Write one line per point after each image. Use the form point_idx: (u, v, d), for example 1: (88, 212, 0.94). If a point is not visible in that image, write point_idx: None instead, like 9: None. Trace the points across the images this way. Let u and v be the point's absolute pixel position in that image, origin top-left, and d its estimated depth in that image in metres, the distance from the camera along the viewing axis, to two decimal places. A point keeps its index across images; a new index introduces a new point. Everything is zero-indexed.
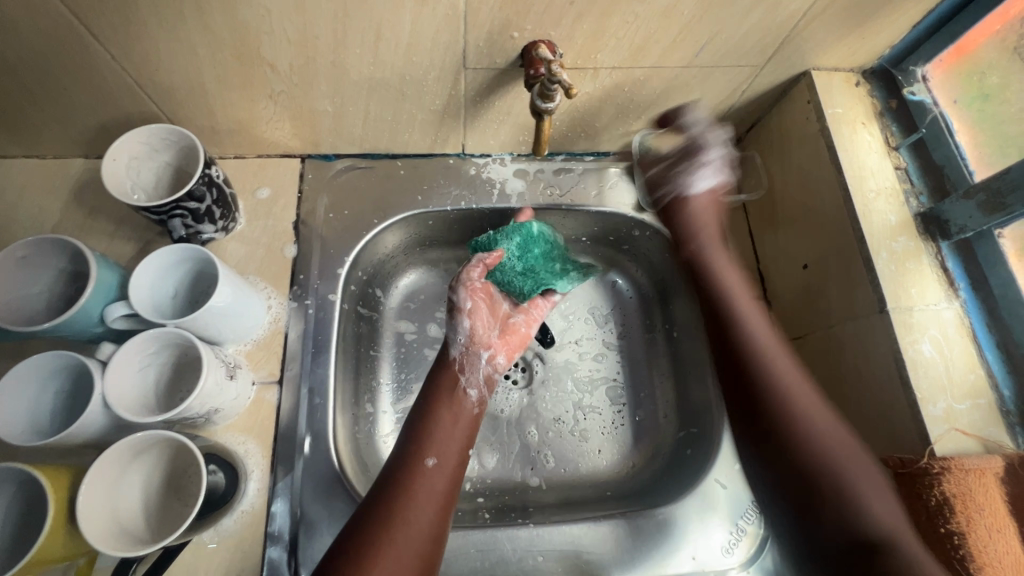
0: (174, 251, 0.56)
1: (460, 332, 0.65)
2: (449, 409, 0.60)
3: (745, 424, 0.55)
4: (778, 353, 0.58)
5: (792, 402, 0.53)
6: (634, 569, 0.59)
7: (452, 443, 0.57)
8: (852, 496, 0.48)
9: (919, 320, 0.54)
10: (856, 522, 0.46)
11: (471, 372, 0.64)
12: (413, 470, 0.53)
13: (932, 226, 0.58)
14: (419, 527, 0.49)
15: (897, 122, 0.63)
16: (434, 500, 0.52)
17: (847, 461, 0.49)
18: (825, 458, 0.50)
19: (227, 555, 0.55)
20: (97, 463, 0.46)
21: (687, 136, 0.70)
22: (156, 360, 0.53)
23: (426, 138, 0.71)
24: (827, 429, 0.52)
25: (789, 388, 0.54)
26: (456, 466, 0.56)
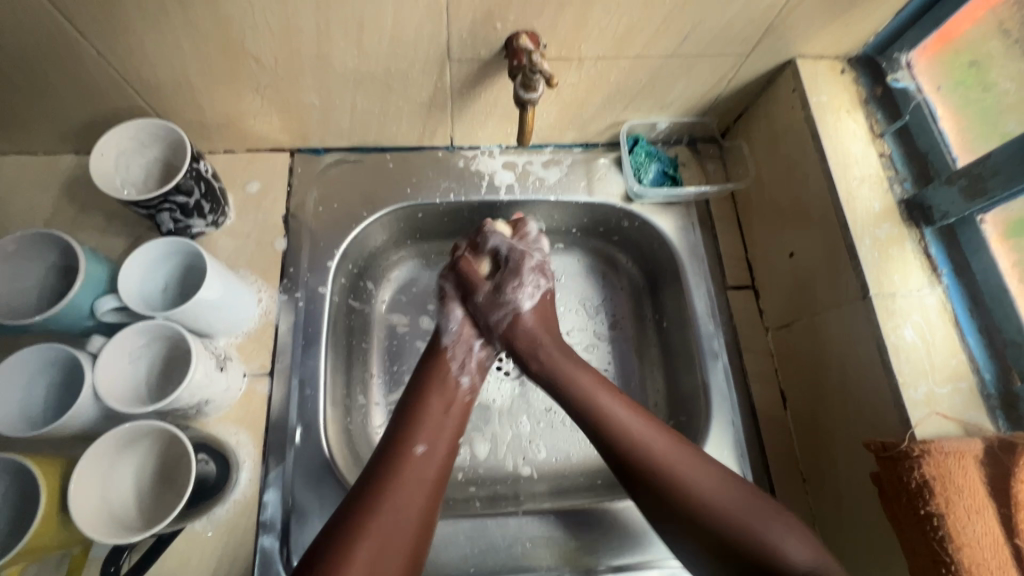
0: (163, 244, 0.56)
1: (451, 321, 0.68)
2: (442, 395, 0.61)
3: (653, 505, 0.53)
4: (651, 432, 0.56)
5: (681, 473, 0.53)
6: (622, 555, 0.60)
7: (443, 430, 0.58)
8: (770, 544, 0.49)
9: (902, 306, 0.54)
10: (782, 564, 0.48)
11: (462, 359, 0.66)
12: (399, 457, 0.54)
13: (916, 212, 0.58)
14: (406, 516, 0.50)
15: (882, 110, 0.63)
16: (422, 487, 0.52)
17: (744, 507, 0.51)
18: (730, 516, 0.50)
19: (220, 543, 0.56)
20: (84, 457, 0.47)
21: (495, 258, 0.70)
22: (147, 351, 0.54)
23: (414, 131, 0.72)
24: (715, 485, 0.52)
25: (664, 459, 0.54)
26: (446, 455, 0.57)
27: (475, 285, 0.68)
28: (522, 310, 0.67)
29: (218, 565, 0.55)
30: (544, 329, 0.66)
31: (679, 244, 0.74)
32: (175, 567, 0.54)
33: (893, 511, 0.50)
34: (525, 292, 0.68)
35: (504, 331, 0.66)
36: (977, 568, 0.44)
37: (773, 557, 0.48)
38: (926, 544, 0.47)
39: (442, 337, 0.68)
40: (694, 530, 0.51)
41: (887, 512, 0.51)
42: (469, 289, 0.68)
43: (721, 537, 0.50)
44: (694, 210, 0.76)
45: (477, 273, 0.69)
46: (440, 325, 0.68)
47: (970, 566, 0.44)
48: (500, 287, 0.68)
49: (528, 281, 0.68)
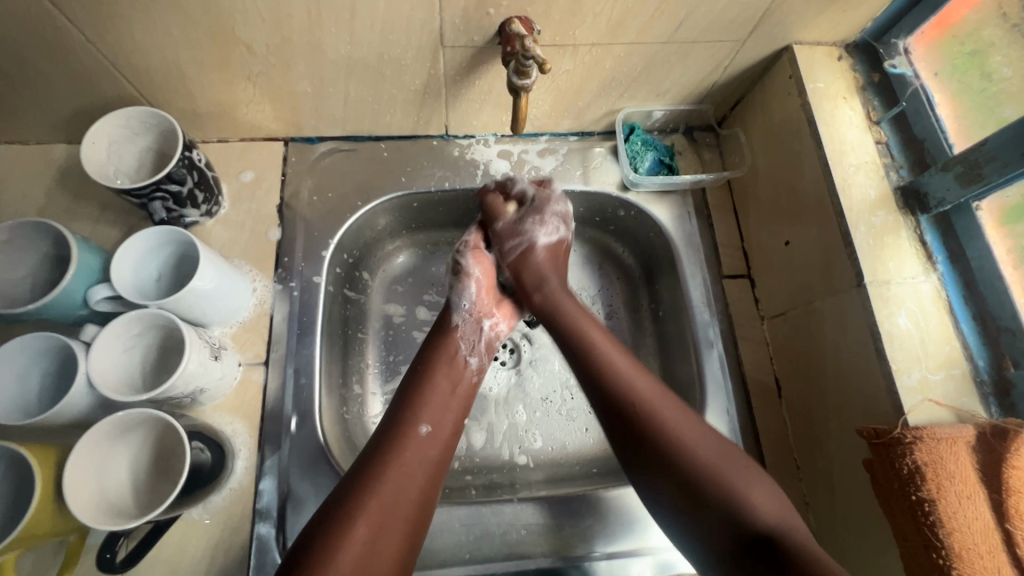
0: (156, 233, 0.56)
1: (464, 298, 0.67)
2: (447, 377, 0.60)
3: (625, 445, 0.53)
4: (641, 379, 0.56)
5: (659, 417, 0.53)
6: (615, 542, 0.61)
7: (448, 413, 0.57)
8: (736, 493, 0.48)
9: (896, 293, 0.54)
10: (745, 516, 0.47)
11: (473, 339, 0.65)
12: (406, 437, 0.53)
13: (912, 200, 0.58)
14: (408, 495, 0.50)
15: (879, 97, 0.63)
16: (424, 468, 0.52)
17: (718, 460, 0.50)
18: (702, 462, 0.50)
19: (216, 530, 0.56)
20: (80, 444, 0.47)
21: (522, 199, 0.71)
22: (141, 340, 0.54)
23: (409, 120, 0.71)
24: (694, 430, 0.52)
25: (644, 403, 0.54)
26: (449, 436, 0.56)
27: (499, 209, 0.70)
28: (537, 245, 0.69)
29: (215, 551, 0.56)
30: (552, 266, 0.68)
31: (675, 233, 0.74)
32: (172, 554, 0.55)
33: (886, 498, 0.50)
34: (544, 228, 0.69)
35: (517, 257, 0.68)
36: (967, 552, 0.45)
37: (736, 505, 0.47)
38: (917, 530, 0.47)
39: (455, 313, 0.67)
40: (662, 468, 0.51)
41: (880, 499, 0.51)
42: (490, 218, 0.70)
43: (684, 477, 0.50)
44: (691, 199, 0.76)
45: (501, 211, 0.70)
46: (455, 302, 0.68)
47: (960, 551, 0.45)
48: (527, 214, 0.69)
49: (555, 211, 0.69)
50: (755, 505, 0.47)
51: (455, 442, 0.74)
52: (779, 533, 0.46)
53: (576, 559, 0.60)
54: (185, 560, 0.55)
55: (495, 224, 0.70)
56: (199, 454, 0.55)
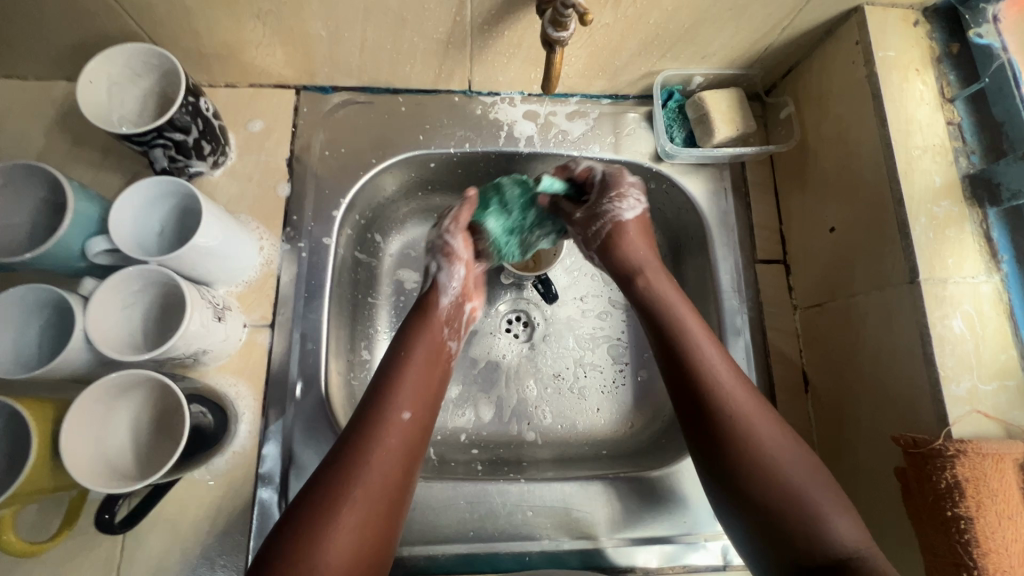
0: (156, 184, 0.52)
1: (454, 278, 0.63)
2: (428, 361, 0.57)
3: (710, 456, 0.50)
4: (738, 385, 0.52)
5: (751, 426, 0.49)
6: (624, 529, 0.59)
7: (427, 397, 0.55)
8: (816, 514, 0.45)
9: (953, 293, 0.49)
10: (827, 539, 0.44)
11: (454, 322, 0.62)
12: (386, 424, 0.50)
13: (981, 190, 0.52)
14: (388, 486, 0.48)
15: (956, 71, 0.55)
16: (403, 455, 0.50)
17: (800, 481, 0.47)
18: (784, 479, 0.47)
19: (220, 491, 0.56)
20: (69, 415, 0.44)
21: (591, 177, 0.66)
22: (141, 295, 0.51)
23: (429, 72, 0.66)
24: (779, 436, 0.49)
25: (742, 413, 0.50)
26: (429, 421, 0.54)
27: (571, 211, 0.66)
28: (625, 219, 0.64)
29: (219, 512, 0.55)
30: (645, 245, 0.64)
31: (707, 211, 0.69)
32: (174, 512, 0.55)
33: (916, 510, 0.48)
34: (627, 202, 0.64)
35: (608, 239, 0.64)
36: None
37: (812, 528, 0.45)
38: (948, 547, 0.45)
39: (438, 296, 0.62)
40: (736, 492, 0.48)
41: (909, 510, 0.48)
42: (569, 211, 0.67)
43: (765, 497, 0.47)
44: (728, 174, 0.70)
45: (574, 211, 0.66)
46: (440, 282, 0.63)
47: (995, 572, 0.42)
48: (602, 195, 0.64)
49: (632, 186, 0.65)
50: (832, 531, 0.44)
51: (463, 415, 0.73)
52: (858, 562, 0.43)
53: (581, 544, 0.58)
54: (190, 519, 0.55)
55: (575, 219, 0.66)
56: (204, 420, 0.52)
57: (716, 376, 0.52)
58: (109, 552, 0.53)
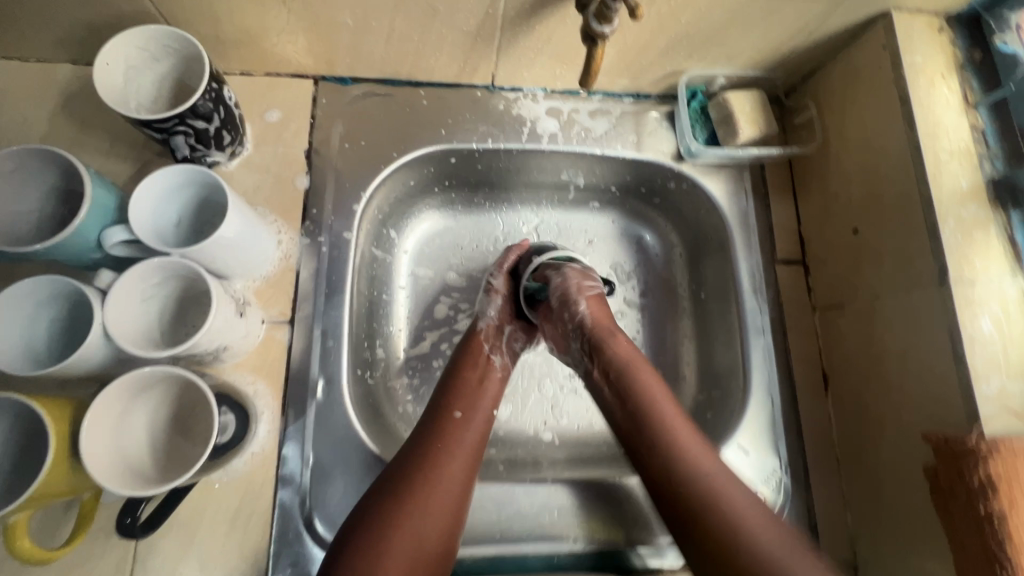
0: (178, 173, 0.49)
1: (490, 308, 0.70)
2: (474, 368, 0.64)
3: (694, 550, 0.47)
4: (685, 437, 0.53)
5: (698, 471, 0.50)
6: (650, 530, 0.59)
7: (479, 400, 0.61)
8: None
9: (981, 294, 0.50)
10: None
11: (495, 341, 0.68)
12: (441, 422, 0.58)
13: (1005, 194, 0.53)
14: (451, 481, 0.53)
15: (979, 77, 0.56)
16: (464, 447, 0.56)
17: (766, 536, 0.45)
18: (742, 532, 0.46)
19: (238, 494, 0.54)
20: (90, 411, 0.41)
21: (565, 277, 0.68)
22: (160, 288, 0.49)
23: (453, 64, 0.65)
24: (776, 548, 0.44)
25: (688, 459, 0.51)
26: (483, 419, 0.60)
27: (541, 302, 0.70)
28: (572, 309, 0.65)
29: (237, 515, 0.53)
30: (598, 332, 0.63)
31: (728, 211, 0.70)
32: (191, 517, 0.52)
33: (946, 508, 0.49)
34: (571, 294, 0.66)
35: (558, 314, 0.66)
36: None
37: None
38: (981, 544, 0.45)
39: (477, 321, 0.69)
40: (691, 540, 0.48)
41: (940, 508, 0.49)
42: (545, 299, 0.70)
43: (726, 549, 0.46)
44: (748, 175, 0.71)
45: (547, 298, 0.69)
46: (480, 311, 0.71)
47: None
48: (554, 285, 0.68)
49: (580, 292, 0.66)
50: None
51: None
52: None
53: (607, 545, 0.58)
54: (206, 523, 0.53)
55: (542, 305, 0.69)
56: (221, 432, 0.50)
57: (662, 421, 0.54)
58: (120, 558, 0.51)
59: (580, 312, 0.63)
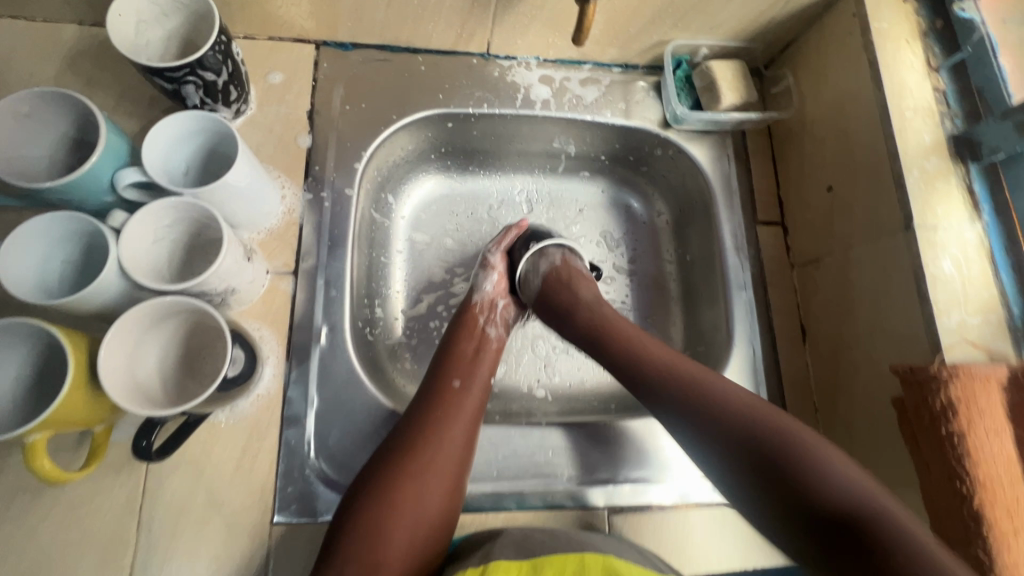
0: (188, 120, 0.52)
1: (485, 282, 0.69)
2: (470, 341, 0.64)
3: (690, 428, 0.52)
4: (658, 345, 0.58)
5: (673, 369, 0.55)
6: (640, 470, 0.62)
7: (477, 369, 0.61)
8: (812, 467, 0.45)
9: (942, 238, 0.54)
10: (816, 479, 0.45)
11: (490, 314, 0.68)
12: (440, 392, 0.58)
13: (963, 149, 0.57)
14: (452, 450, 0.54)
15: (941, 43, 0.61)
16: (463, 416, 0.56)
17: (755, 415, 0.50)
18: (730, 412, 0.50)
19: (244, 433, 0.56)
20: (107, 341, 0.43)
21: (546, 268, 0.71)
22: (171, 231, 0.51)
23: (451, 31, 0.68)
24: (751, 403, 0.51)
25: (662, 360, 0.56)
26: (482, 386, 0.60)
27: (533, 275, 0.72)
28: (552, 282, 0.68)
29: (244, 453, 0.55)
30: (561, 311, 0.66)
31: (712, 175, 0.73)
32: (199, 455, 0.54)
33: (913, 433, 0.52)
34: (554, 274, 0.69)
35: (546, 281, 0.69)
36: (990, 481, 0.47)
37: (803, 480, 0.45)
38: (943, 462, 0.49)
39: (471, 295, 0.69)
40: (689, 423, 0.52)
41: (907, 434, 0.53)
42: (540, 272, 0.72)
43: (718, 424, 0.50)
44: (730, 141, 0.75)
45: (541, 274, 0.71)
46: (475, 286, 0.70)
47: (984, 481, 0.47)
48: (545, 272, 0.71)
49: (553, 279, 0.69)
50: (833, 483, 0.44)
51: None
52: (863, 513, 0.42)
53: (599, 484, 0.61)
54: (213, 461, 0.54)
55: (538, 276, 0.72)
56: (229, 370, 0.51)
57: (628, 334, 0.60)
58: (131, 492, 0.52)
59: (552, 258, 0.69)
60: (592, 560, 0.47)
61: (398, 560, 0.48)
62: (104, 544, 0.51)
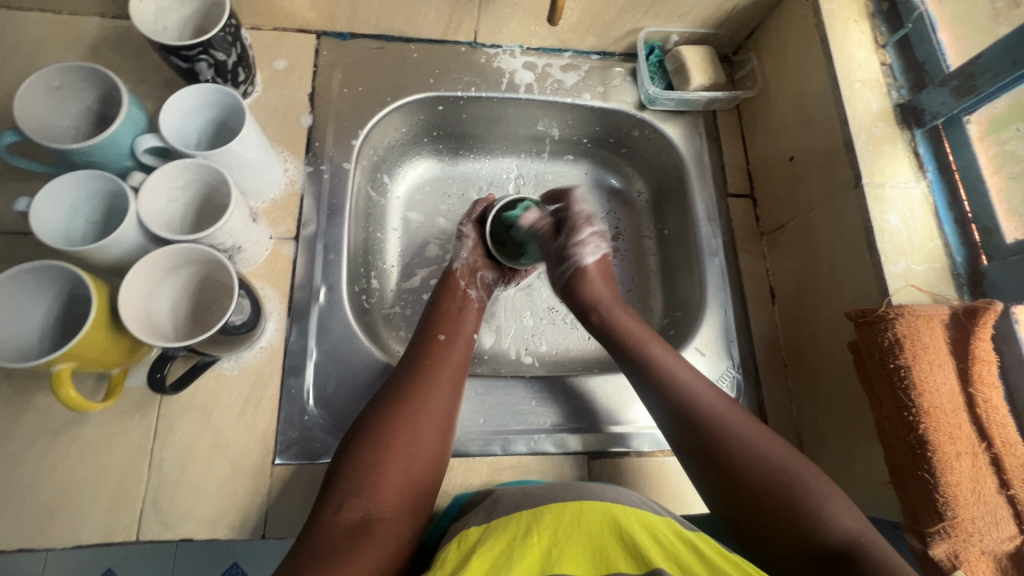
0: (202, 92, 0.58)
1: (464, 250, 0.74)
2: (454, 300, 0.69)
3: (695, 462, 0.53)
4: (684, 372, 0.58)
5: (702, 402, 0.55)
6: (618, 421, 0.66)
7: (462, 325, 0.66)
8: (815, 504, 0.47)
9: (889, 195, 0.59)
10: (819, 525, 0.45)
11: (471, 278, 0.72)
12: (426, 344, 0.63)
13: (909, 116, 0.63)
14: (442, 394, 0.58)
15: (887, 23, 0.67)
16: (450, 363, 0.61)
17: (780, 462, 0.50)
18: (758, 455, 0.50)
19: (248, 382, 0.60)
20: (127, 280, 0.48)
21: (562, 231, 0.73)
22: (183, 193, 0.56)
23: (441, 20, 0.74)
24: (757, 439, 0.51)
25: (689, 388, 0.56)
26: (467, 341, 0.65)
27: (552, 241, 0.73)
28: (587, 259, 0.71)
29: (248, 399, 0.59)
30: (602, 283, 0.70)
31: (686, 152, 0.79)
32: (207, 400, 0.59)
33: (867, 373, 0.56)
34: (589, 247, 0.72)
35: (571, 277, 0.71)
36: (934, 409, 0.51)
37: (810, 521, 0.46)
38: (892, 395, 0.53)
39: (453, 262, 0.73)
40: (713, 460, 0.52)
41: (863, 375, 0.57)
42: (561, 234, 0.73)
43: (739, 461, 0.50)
44: (702, 121, 0.80)
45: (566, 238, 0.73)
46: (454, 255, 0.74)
47: (928, 408, 0.51)
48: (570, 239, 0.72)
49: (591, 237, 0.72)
50: (832, 519, 0.46)
51: None
52: (857, 546, 0.44)
53: (581, 434, 0.65)
54: (219, 406, 0.59)
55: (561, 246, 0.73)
56: (232, 319, 0.55)
57: (656, 361, 0.59)
58: (143, 432, 0.57)
59: (593, 253, 0.72)
60: (588, 506, 0.46)
61: (394, 490, 0.52)
62: (117, 481, 0.55)
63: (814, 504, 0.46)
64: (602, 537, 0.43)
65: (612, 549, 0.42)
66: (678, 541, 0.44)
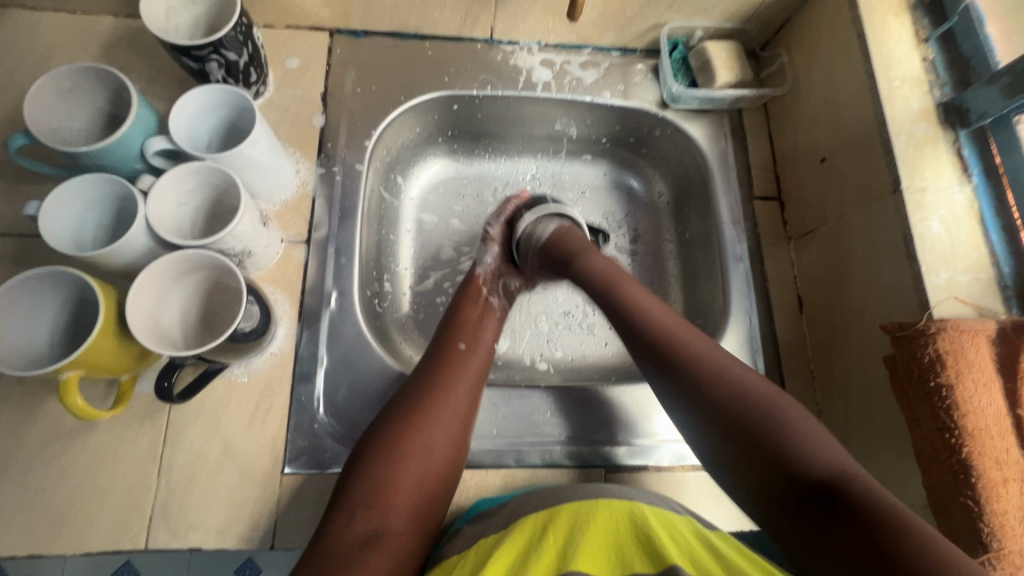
0: (211, 93, 0.57)
1: (487, 255, 0.72)
2: (474, 308, 0.66)
3: (681, 403, 0.53)
4: (687, 330, 0.56)
5: (696, 352, 0.53)
6: (637, 433, 0.63)
7: (481, 333, 0.64)
8: (797, 443, 0.46)
9: (931, 200, 0.56)
10: (801, 460, 0.46)
11: (494, 286, 0.70)
12: (445, 352, 0.61)
13: (953, 115, 0.58)
14: (458, 406, 0.56)
15: (930, 15, 0.62)
16: (469, 373, 0.59)
17: (772, 401, 0.49)
18: (746, 394, 0.50)
19: (258, 388, 0.59)
20: (133, 289, 0.47)
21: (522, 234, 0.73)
22: (192, 196, 0.55)
23: (457, 15, 0.72)
24: (753, 380, 0.51)
25: (678, 335, 0.55)
26: (487, 350, 0.63)
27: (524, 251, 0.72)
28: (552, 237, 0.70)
29: (258, 406, 0.58)
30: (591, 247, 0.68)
31: (709, 152, 0.75)
32: (217, 407, 0.58)
33: (905, 390, 0.53)
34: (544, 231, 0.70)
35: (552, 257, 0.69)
36: (979, 431, 0.48)
37: (792, 458, 0.46)
38: (933, 415, 0.50)
39: (476, 267, 0.71)
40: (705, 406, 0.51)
41: (900, 392, 0.53)
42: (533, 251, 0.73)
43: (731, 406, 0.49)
44: (727, 120, 0.77)
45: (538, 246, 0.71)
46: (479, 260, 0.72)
47: (973, 430, 0.48)
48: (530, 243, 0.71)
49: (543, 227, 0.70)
50: (819, 453, 0.46)
51: None
52: (837, 480, 0.44)
53: (597, 446, 0.63)
54: (229, 412, 0.58)
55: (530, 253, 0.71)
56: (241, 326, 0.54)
57: (647, 312, 0.58)
58: (153, 439, 0.56)
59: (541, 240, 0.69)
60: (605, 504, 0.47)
61: (406, 500, 0.50)
62: (127, 487, 0.55)
63: (798, 443, 0.46)
64: (619, 535, 0.44)
65: (631, 552, 0.44)
66: (697, 542, 0.45)
